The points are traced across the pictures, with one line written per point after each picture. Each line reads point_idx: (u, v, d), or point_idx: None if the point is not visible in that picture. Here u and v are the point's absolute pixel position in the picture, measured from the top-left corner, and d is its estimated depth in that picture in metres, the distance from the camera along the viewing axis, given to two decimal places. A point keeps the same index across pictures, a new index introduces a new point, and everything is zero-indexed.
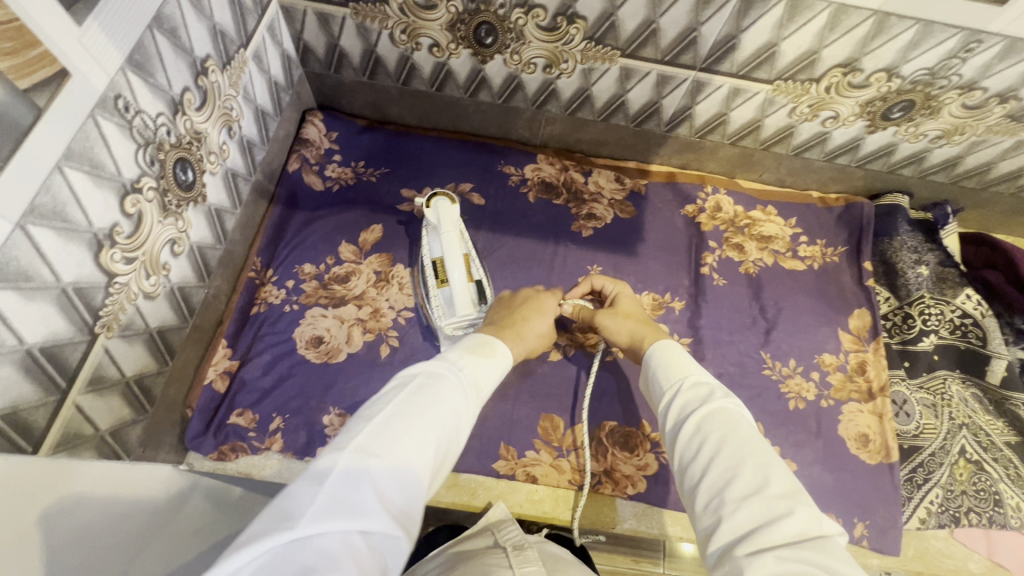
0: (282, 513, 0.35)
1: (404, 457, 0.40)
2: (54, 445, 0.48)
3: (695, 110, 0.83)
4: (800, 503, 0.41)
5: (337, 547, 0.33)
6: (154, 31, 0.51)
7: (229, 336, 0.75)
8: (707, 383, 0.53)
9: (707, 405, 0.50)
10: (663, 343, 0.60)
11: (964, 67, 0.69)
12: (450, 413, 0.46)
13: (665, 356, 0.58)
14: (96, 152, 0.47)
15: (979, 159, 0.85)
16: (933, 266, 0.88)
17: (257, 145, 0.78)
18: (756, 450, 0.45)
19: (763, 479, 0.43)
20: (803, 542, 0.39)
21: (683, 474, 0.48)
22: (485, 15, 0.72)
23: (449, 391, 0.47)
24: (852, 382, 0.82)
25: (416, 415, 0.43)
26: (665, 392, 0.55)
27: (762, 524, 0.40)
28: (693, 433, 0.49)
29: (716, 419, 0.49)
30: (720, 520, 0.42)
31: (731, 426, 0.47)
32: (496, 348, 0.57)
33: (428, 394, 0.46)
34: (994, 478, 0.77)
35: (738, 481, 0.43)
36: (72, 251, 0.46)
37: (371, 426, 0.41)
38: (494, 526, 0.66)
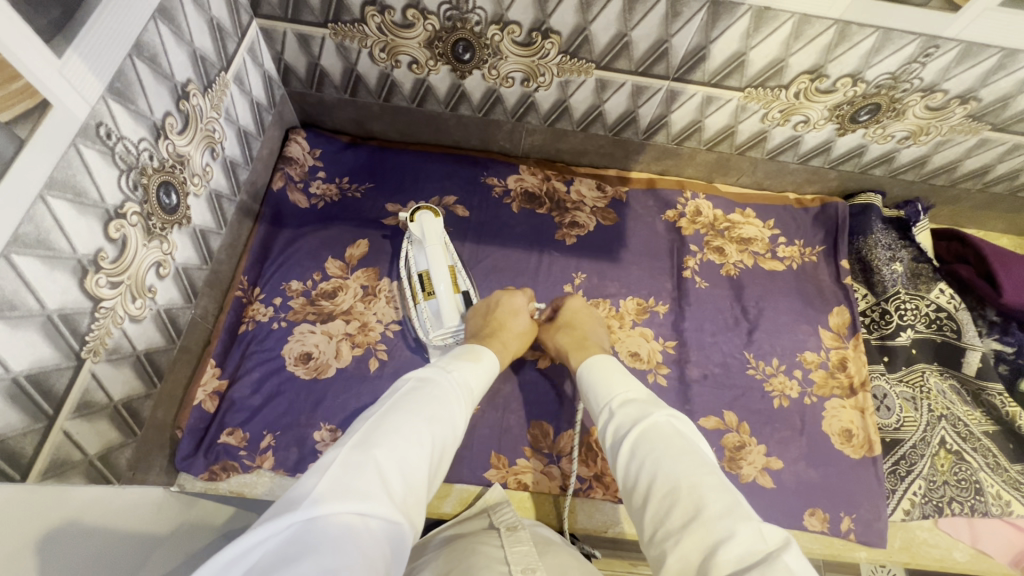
0: (291, 501, 0.37)
1: (401, 449, 0.44)
2: (42, 472, 0.48)
3: (671, 118, 0.85)
4: (739, 519, 0.41)
5: (346, 522, 0.36)
6: (134, 59, 0.52)
7: (218, 356, 0.76)
8: (639, 404, 0.55)
9: (636, 427, 0.52)
10: (592, 363, 0.64)
11: (925, 70, 0.71)
12: (439, 413, 0.50)
13: (597, 380, 0.61)
14: (78, 180, 0.48)
15: (947, 157, 0.88)
16: (907, 262, 0.91)
17: (240, 165, 0.79)
18: (690, 469, 0.46)
19: (700, 501, 0.44)
20: (748, 563, 0.38)
21: (633, 505, 0.49)
22: (462, 32, 0.74)
23: (439, 395, 0.52)
24: (834, 378, 0.84)
25: (410, 414, 0.47)
26: (601, 419, 0.57)
27: (708, 549, 0.40)
28: (632, 461, 0.50)
29: (651, 443, 0.50)
30: (667, 551, 0.43)
31: (660, 446, 0.49)
32: (481, 355, 0.63)
33: (419, 398, 0.50)
34: (974, 468, 0.79)
35: (676, 508, 0.44)
36: (57, 278, 0.47)
37: (367, 426, 0.45)
38: (490, 508, 0.69)
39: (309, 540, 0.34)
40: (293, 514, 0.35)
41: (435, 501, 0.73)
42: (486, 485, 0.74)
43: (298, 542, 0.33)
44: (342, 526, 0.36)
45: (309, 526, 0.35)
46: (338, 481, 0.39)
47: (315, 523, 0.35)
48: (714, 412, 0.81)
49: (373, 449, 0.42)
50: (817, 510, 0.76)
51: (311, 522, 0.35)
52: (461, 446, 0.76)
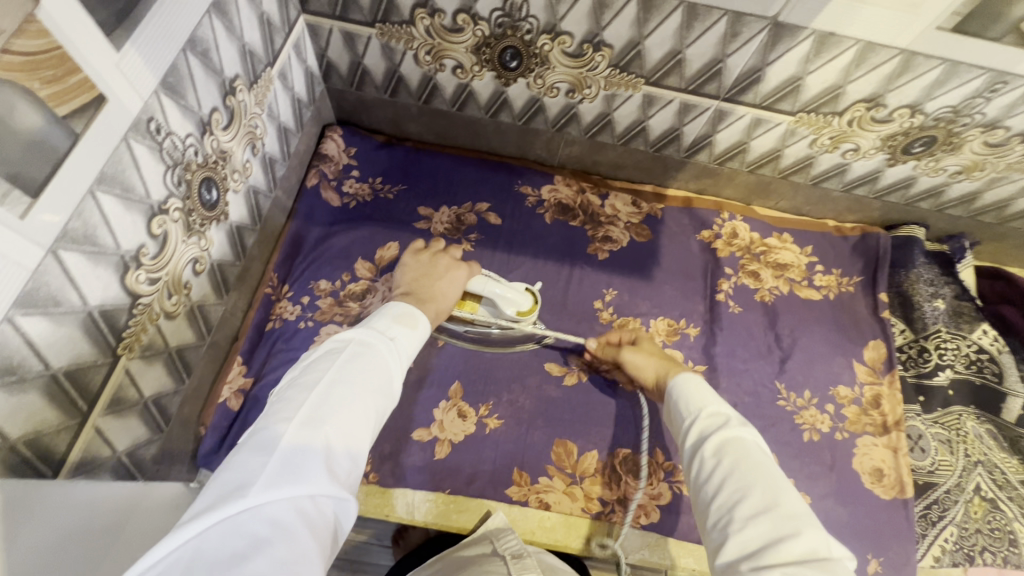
0: (230, 487, 0.36)
1: (343, 423, 0.42)
2: (73, 468, 0.48)
3: (715, 138, 0.83)
4: (809, 525, 0.41)
5: (289, 509, 0.35)
6: (187, 53, 0.51)
7: (244, 354, 0.75)
8: (725, 409, 0.53)
9: (722, 433, 0.50)
10: (684, 372, 0.60)
11: (989, 106, 0.69)
12: (383, 380, 0.47)
13: (685, 383, 0.58)
14: (127, 175, 0.47)
15: (998, 195, 0.85)
16: (950, 299, 0.89)
17: (278, 161, 0.78)
18: (768, 475, 0.45)
19: (772, 498, 0.43)
20: (812, 561, 0.38)
21: (697, 493, 0.48)
22: (511, 39, 0.73)
23: (382, 356, 0.48)
24: (867, 415, 0.82)
25: (349, 384, 0.44)
26: (682, 416, 0.55)
27: (772, 541, 0.40)
28: (709, 454, 0.49)
29: (734, 444, 0.48)
30: (728, 536, 0.43)
31: (744, 453, 0.47)
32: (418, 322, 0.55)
33: (362, 362, 0.46)
34: (1009, 518, 0.77)
35: (748, 499, 0.44)
36: (99, 274, 0.46)
37: (309, 396, 0.42)
38: (492, 533, 0.68)
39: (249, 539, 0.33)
40: (233, 506, 0.34)
41: (454, 515, 0.72)
42: (507, 502, 0.72)
43: (232, 542, 0.32)
44: (284, 515, 0.35)
45: (249, 520, 0.34)
46: (275, 466, 0.37)
47: (254, 516, 0.34)
48: None
49: (314, 428, 0.40)
50: (844, 551, 0.74)
51: (250, 514, 0.34)
52: (483, 460, 0.74)
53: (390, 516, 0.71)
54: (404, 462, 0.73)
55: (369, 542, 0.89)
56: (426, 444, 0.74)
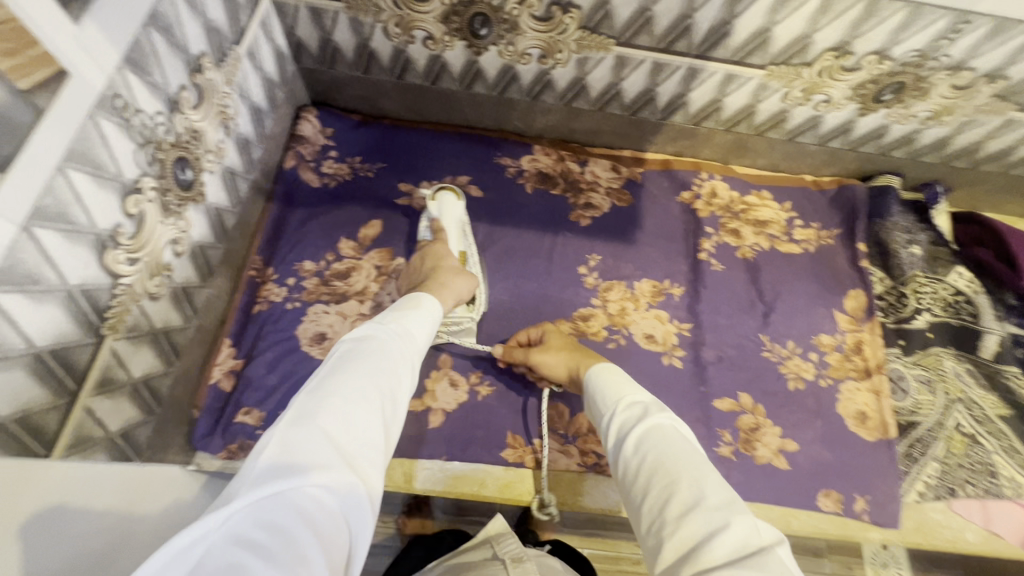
0: (228, 493, 0.34)
1: (347, 417, 0.40)
2: (66, 447, 0.48)
3: (690, 97, 0.84)
4: (736, 512, 0.40)
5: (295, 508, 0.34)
6: (150, 29, 0.51)
7: (233, 336, 0.75)
8: (642, 401, 0.54)
9: (641, 426, 0.50)
10: (602, 366, 0.61)
11: (953, 47, 0.70)
12: (381, 367, 0.46)
13: (606, 379, 0.59)
14: (96, 153, 0.47)
15: (969, 139, 0.86)
16: (925, 246, 0.91)
17: (252, 143, 0.77)
18: (687, 461, 0.45)
19: (699, 491, 0.42)
20: (746, 554, 0.37)
21: (629, 495, 0.48)
22: (479, 6, 0.72)
23: (382, 350, 0.47)
24: (850, 361, 0.84)
25: (350, 382, 0.43)
26: (604, 418, 0.55)
27: (703, 540, 0.39)
28: (635, 451, 0.48)
29: (655, 432, 0.49)
30: (663, 543, 0.41)
31: (667, 442, 0.47)
32: (422, 303, 0.58)
33: (358, 356, 0.46)
34: (989, 451, 0.79)
35: (674, 499, 0.43)
36: (77, 253, 0.46)
37: (308, 391, 0.42)
38: (494, 538, 0.68)
39: (254, 542, 0.31)
40: (226, 510, 0.33)
41: (452, 481, 0.74)
42: (503, 463, 0.74)
43: (237, 547, 0.31)
44: (285, 517, 0.33)
45: (252, 523, 0.32)
46: (278, 463, 0.36)
47: (256, 516, 0.33)
48: (729, 394, 0.81)
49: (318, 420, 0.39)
50: (831, 491, 0.76)
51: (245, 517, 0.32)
52: (477, 427, 0.76)
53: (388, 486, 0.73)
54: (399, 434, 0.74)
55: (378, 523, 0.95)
56: (420, 414, 0.75)
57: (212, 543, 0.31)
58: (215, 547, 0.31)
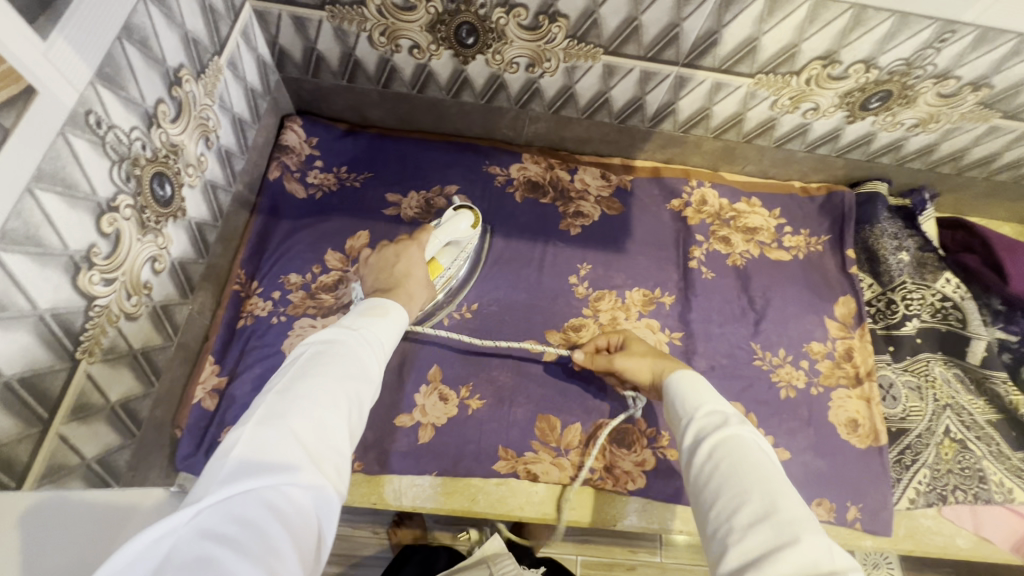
0: (196, 494, 0.34)
1: (315, 419, 0.39)
2: (39, 477, 0.46)
3: (678, 106, 0.83)
4: (808, 530, 0.39)
5: (263, 505, 0.33)
6: (124, 42, 0.49)
7: (216, 353, 0.73)
8: (722, 410, 0.51)
9: (717, 435, 0.48)
10: (683, 370, 0.58)
11: (939, 56, 0.70)
12: (350, 367, 0.44)
13: (685, 382, 0.55)
14: (68, 172, 0.45)
15: (954, 145, 0.87)
16: (913, 252, 0.91)
17: (235, 154, 0.76)
18: (763, 475, 0.43)
19: (771, 505, 0.41)
20: (812, 574, 0.36)
21: (696, 500, 0.46)
22: (465, 15, 0.71)
23: (350, 352, 0.46)
24: (840, 368, 0.84)
25: (317, 386, 0.41)
26: (680, 421, 0.53)
27: (771, 550, 0.38)
28: (706, 459, 0.46)
29: (730, 443, 0.46)
30: (727, 549, 0.40)
31: (745, 454, 0.45)
32: (390, 309, 0.54)
33: (327, 355, 0.44)
34: (978, 456, 0.80)
35: (745, 508, 0.41)
36: (49, 276, 0.44)
37: (275, 393, 0.41)
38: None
39: (221, 538, 0.31)
40: (194, 508, 0.32)
41: (443, 497, 0.73)
42: (494, 478, 0.73)
43: (204, 540, 0.30)
44: (254, 516, 0.32)
45: (221, 523, 0.32)
46: (246, 464, 0.35)
47: (223, 513, 0.32)
48: None
49: (286, 419, 0.38)
50: (824, 500, 0.76)
51: (215, 515, 0.32)
52: (468, 442, 0.75)
53: (378, 503, 0.72)
54: (388, 451, 0.73)
55: (369, 537, 0.93)
56: (410, 430, 0.74)
57: (180, 539, 0.30)
58: (182, 541, 0.30)
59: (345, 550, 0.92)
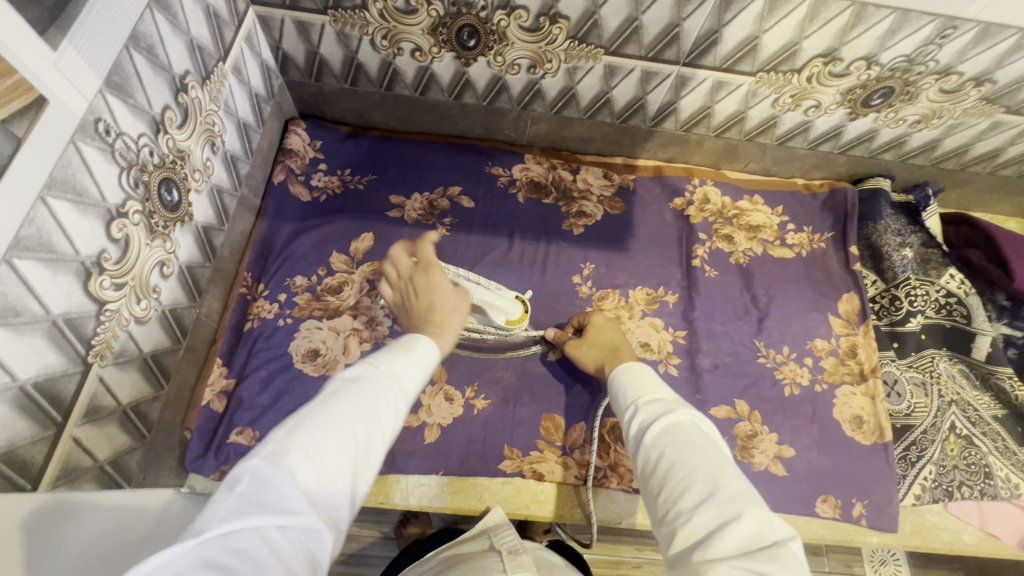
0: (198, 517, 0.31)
1: (323, 462, 0.36)
2: (54, 480, 0.47)
3: (680, 105, 0.84)
4: (750, 504, 0.40)
5: (263, 546, 0.31)
6: (131, 50, 0.50)
7: (224, 355, 0.74)
8: (665, 397, 0.51)
9: (664, 421, 0.48)
10: (629, 362, 0.58)
11: (941, 52, 0.70)
12: (373, 400, 0.41)
13: (627, 372, 0.56)
14: (78, 179, 0.46)
15: (957, 141, 0.87)
16: (917, 248, 0.90)
17: (240, 159, 0.76)
18: (709, 456, 0.44)
19: (714, 485, 0.42)
20: (756, 549, 0.37)
21: (645, 489, 0.47)
22: (467, 17, 0.72)
23: (371, 391, 0.42)
24: (845, 365, 0.84)
25: (332, 423, 0.38)
26: (626, 407, 0.53)
27: (715, 532, 0.39)
28: (650, 446, 0.47)
29: (678, 429, 0.47)
30: (673, 534, 0.41)
31: (692, 438, 0.46)
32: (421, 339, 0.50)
33: (353, 384, 0.41)
34: (984, 452, 0.79)
35: (691, 492, 0.42)
36: (61, 282, 0.45)
37: (295, 413, 0.38)
38: (491, 529, 0.67)
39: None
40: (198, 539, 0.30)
41: (449, 496, 0.73)
42: (500, 477, 0.74)
43: None
44: (255, 557, 0.30)
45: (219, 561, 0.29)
46: (245, 498, 0.33)
47: (222, 550, 0.30)
48: (725, 401, 0.81)
49: (301, 452, 0.35)
50: (829, 497, 0.77)
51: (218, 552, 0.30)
52: (473, 441, 0.75)
53: (385, 503, 0.73)
54: (394, 451, 0.74)
55: (376, 535, 0.94)
56: (415, 430, 0.75)
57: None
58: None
59: (353, 549, 0.93)
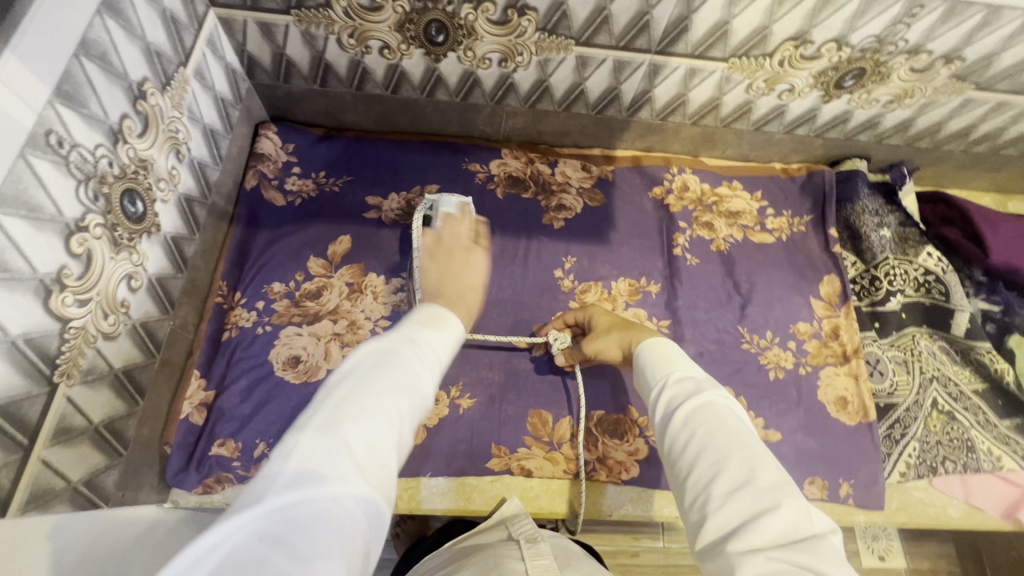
0: (252, 493, 0.33)
1: (371, 428, 0.38)
2: (23, 504, 0.46)
3: (654, 94, 0.83)
4: (788, 495, 0.39)
5: (314, 518, 0.32)
6: (81, 59, 0.49)
7: (202, 366, 0.73)
8: (695, 376, 0.50)
9: (693, 401, 0.46)
10: (651, 339, 0.57)
11: (909, 31, 0.70)
12: (405, 377, 0.43)
13: (654, 353, 0.54)
14: (31, 195, 0.44)
15: (930, 120, 0.87)
16: (894, 228, 0.92)
17: (209, 166, 0.75)
18: (741, 438, 0.43)
19: (750, 474, 0.40)
20: (792, 541, 0.36)
21: (671, 468, 0.45)
22: (434, 12, 0.70)
23: (403, 364, 0.44)
24: (828, 347, 0.85)
25: (376, 394, 0.40)
26: (652, 387, 0.51)
27: (751, 518, 0.38)
28: (680, 427, 0.45)
29: (708, 410, 0.45)
30: (706, 518, 0.40)
31: (722, 419, 0.44)
32: (448, 320, 0.53)
33: (387, 362, 0.43)
34: (966, 426, 0.81)
35: (724, 474, 0.41)
36: (18, 301, 0.44)
37: (333, 392, 0.40)
38: (508, 520, 0.67)
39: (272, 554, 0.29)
40: (250, 518, 0.31)
41: (439, 498, 0.73)
42: (489, 475, 0.73)
43: (254, 558, 0.29)
44: (310, 531, 0.31)
45: (270, 535, 0.30)
46: (294, 473, 0.34)
47: (275, 530, 0.31)
48: None
49: (342, 426, 0.37)
50: (816, 479, 0.77)
51: (269, 528, 0.31)
52: (460, 441, 0.75)
53: None
54: None
55: None
56: None
57: (234, 550, 0.29)
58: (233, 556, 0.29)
59: None
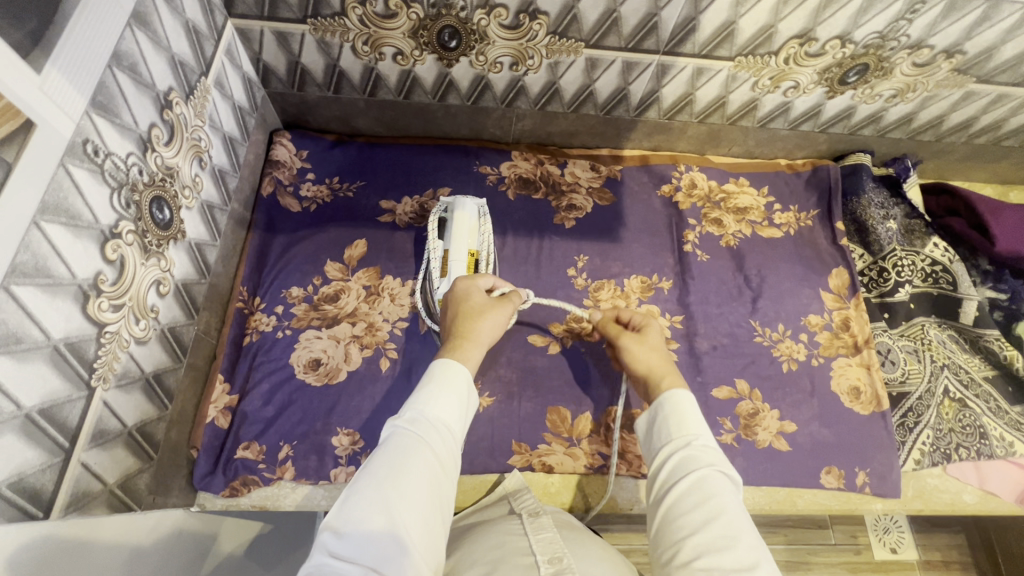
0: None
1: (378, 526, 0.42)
2: (65, 506, 0.48)
3: (662, 93, 0.85)
4: None
5: None
6: (114, 70, 0.50)
7: (225, 371, 0.74)
8: (709, 444, 0.54)
9: (700, 472, 0.50)
10: (674, 390, 0.59)
11: (912, 27, 0.72)
12: (410, 464, 0.47)
13: (668, 404, 0.58)
14: (71, 203, 0.45)
15: (932, 113, 0.89)
16: (900, 219, 0.93)
17: (228, 172, 0.76)
18: (746, 526, 0.46)
19: (754, 561, 0.43)
20: None
21: (670, 532, 0.48)
22: (447, 18, 0.72)
23: (406, 450, 0.48)
24: (839, 339, 0.86)
25: (373, 481, 0.45)
26: (665, 443, 0.55)
27: None
28: (691, 494, 0.49)
29: (714, 483, 0.49)
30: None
31: (726, 499, 0.48)
32: (449, 374, 0.56)
33: (394, 453, 0.48)
34: (977, 413, 0.81)
35: (728, 552, 0.43)
36: (59, 307, 0.45)
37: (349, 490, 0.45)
38: (510, 494, 0.68)
39: None
40: None
41: (460, 496, 0.73)
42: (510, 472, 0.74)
43: None
44: None
45: None
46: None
47: None
48: (726, 381, 0.82)
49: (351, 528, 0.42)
50: (833, 468, 0.78)
51: None
52: (480, 438, 0.75)
53: None
54: None
55: None
56: None
57: None
58: None
59: None
